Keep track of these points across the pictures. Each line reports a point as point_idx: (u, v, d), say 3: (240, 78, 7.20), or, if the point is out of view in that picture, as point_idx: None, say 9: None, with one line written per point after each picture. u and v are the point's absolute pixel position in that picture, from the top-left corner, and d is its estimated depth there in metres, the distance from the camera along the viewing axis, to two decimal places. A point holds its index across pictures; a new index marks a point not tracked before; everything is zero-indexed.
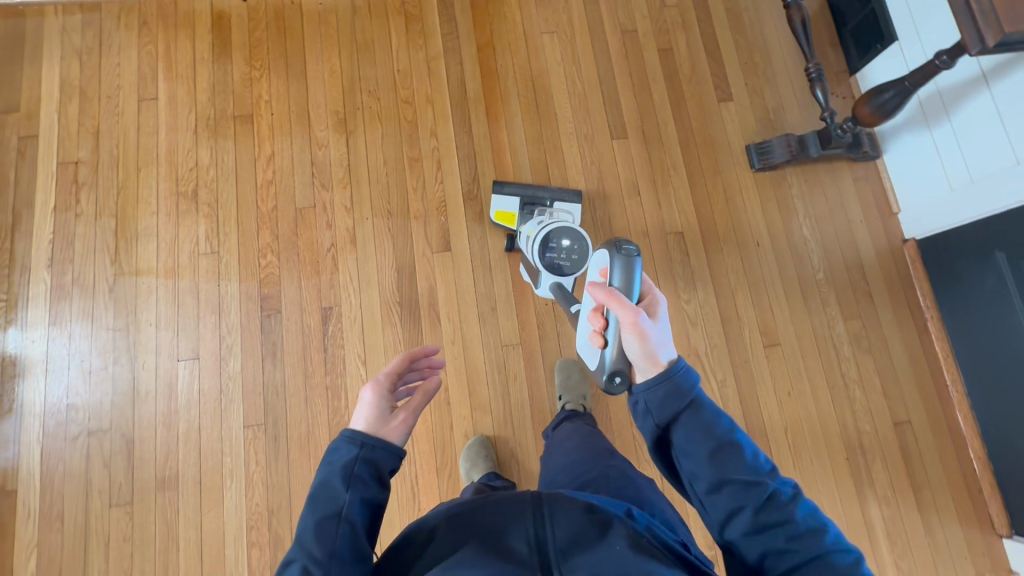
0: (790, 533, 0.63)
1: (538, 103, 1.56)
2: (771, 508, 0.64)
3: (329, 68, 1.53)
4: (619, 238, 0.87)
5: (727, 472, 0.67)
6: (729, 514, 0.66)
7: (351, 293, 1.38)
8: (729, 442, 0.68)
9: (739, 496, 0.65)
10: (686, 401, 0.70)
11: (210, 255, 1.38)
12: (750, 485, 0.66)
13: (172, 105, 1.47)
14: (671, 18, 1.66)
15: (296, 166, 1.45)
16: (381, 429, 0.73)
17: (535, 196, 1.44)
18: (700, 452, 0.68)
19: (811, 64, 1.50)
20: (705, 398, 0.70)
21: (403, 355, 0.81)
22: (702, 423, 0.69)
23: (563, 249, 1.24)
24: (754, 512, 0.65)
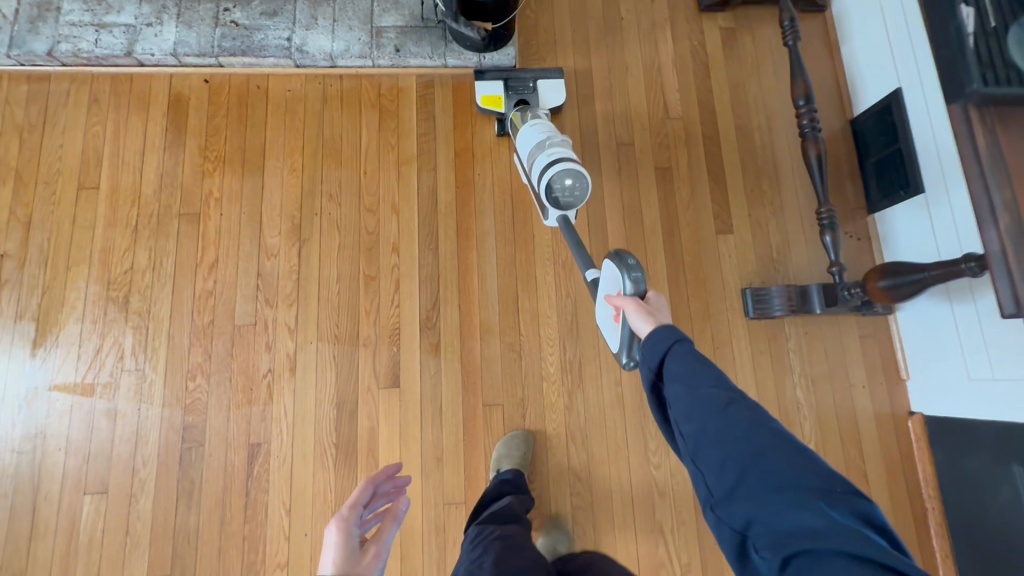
0: (753, 436, 0.64)
1: (515, 220, 1.41)
2: (734, 416, 0.67)
3: (290, 164, 1.40)
4: (626, 255, 0.88)
5: (699, 387, 0.70)
6: (698, 429, 0.68)
7: (283, 429, 1.25)
8: (706, 364, 0.72)
9: (708, 410, 0.68)
10: (672, 335, 0.76)
11: (134, 373, 1.25)
12: (719, 399, 0.69)
13: (114, 195, 1.34)
14: (674, 132, 1.50)
15: (240, 275, 1.32)
16: (356, 565, 0.70)
17: (517, 78, 1.43)
18: (679, 374, 0.73)
19: (823, 209, 1.34)
20: (688, 338, 0.76)
21: (365, 483, 0.86)
22: (684, 351, 0.74)
23: (568, 190, 1.13)
24: (721, 420, 0.67)
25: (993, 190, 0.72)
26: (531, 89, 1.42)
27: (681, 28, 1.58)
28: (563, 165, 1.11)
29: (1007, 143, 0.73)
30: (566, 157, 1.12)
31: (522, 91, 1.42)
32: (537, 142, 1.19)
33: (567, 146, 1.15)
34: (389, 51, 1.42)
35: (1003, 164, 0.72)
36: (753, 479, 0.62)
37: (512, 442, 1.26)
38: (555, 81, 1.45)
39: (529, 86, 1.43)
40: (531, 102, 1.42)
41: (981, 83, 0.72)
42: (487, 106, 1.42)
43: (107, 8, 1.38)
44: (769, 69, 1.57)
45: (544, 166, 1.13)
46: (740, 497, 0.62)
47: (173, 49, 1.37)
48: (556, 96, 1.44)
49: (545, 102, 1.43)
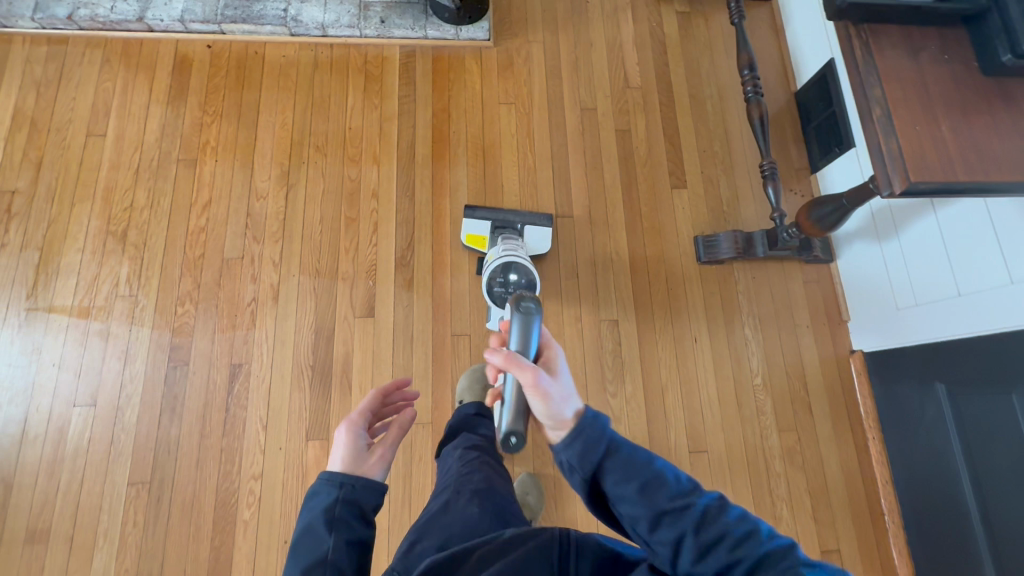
0: (725, 542, 0.60)
1: (486, 172, 1.54)
2: (706, 530, 0.61)
3: (282, 119, 1.54)
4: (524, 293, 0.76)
5: (656, 506, 0.63)
6: (669, 546, 0.63)
7: (263, 352, 1.34)
8: (644, 470, 0.65)
9: (670, 528, 0.62)
10: (600, 444, 0.66)
11: (128, 298, 1.35)
12: (679, 515, 0.63)
13: (119, 142, 1.47)
14: (633, 100, 1.65)
15: (230, 215, 1.44)
16: (361, 467, 0.81)
17: (506, 220, 1.39)
18: (627, 492, 0.65)
19: (765, 162, 1.47)
20: (616, 435, 0.67)
21: (374, 395, 0.94)
22: (618, 456, 0.66)
23: (510, 285, 1.27)
24: (688, 535, 0.61)
25: (867, 89, 0.85)
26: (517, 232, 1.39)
27: (641, 11, 1.75)
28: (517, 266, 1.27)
29: (879, 51, 0.86)
30: (514, 256, 1.29)
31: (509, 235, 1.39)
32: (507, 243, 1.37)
33: (518, 246, 1.33)
34: (375, 22, 1.58)
35: (874, 68, 0.85)
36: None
37: (470, 372, 1.33)
38: (543, 228, 1.41)
39: (516, 229, 1.39)
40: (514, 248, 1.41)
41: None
42: (471, 244, 1.43)
43: None
44: (720, 47, 1.73)
45: (493, 259, 1.29)
46: None
47: (180, 16, 1.53)
48: (542, 245, 1.44)
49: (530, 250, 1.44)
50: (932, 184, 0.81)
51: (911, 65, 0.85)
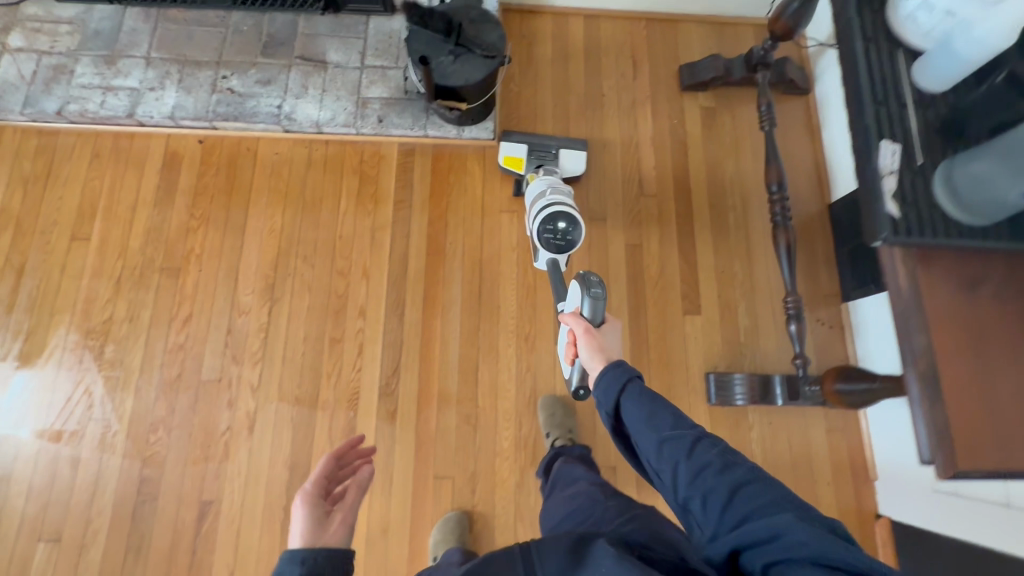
0: (720, 470, 0.64)
1: (482, 290, 1.43)
2: (701, 455, 0.66)
3: (270, 224, 1.46)
4: (591, 275, 0.92)
5: (661, 431, 0.69)
6: (670, 470, 0.67)
7: (235, 488, 1.28)
8: (660, 402, 0.72)
9: (675, 450, 0.67)
10: (625, 377, 0.75)
11: (101, 421, 1.30)
12: (681, 439, 0.68)
13: (103, 247, 1.42)
14: (647, 209, 1.52)
15: (211, 331, 1.37)
16: (323, 535, 0.74)
17: (541, 143, 1.47)
18: (639, 419, 0.71)
19: (789, 299, 1.33)
20: (641, 377, 0.75)
21: (330, 455, 0.89)
22: (639, 392, 0.73)
23: (558, 233, 1.19)
24: (687, 459, 0.66)
25: (911, 332, 0.70)
26: (553, 155, 1.46)
27: (662, 106, 1.61)
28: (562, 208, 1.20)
29: (929, 284, 0.71)
30: (562, 203, 1.21)
31: (544, 157, 1.46)
32: (541, 189, 1.27)
33: (566, 195, 1.25)
34: (373, 121, 1.49)
35: (922, 307, 0.70)
36: (733, 512, 0.61)
37: (446, 527, 1.23)
38: (578, 151, 1.49)
39: (551, 153, 1.47)
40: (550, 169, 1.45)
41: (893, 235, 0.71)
42: (508, 166, 1.46)
43: (115, 72, 1.48)
44: (747, 149, 1.58)
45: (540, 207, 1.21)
46: (723, 534, 0.60)
47: (171, 112, 1.46)
48: (577, 166, 1.48)
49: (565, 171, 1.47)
50: (984, 472, 0.66)
51: (967, 304, 0.70)
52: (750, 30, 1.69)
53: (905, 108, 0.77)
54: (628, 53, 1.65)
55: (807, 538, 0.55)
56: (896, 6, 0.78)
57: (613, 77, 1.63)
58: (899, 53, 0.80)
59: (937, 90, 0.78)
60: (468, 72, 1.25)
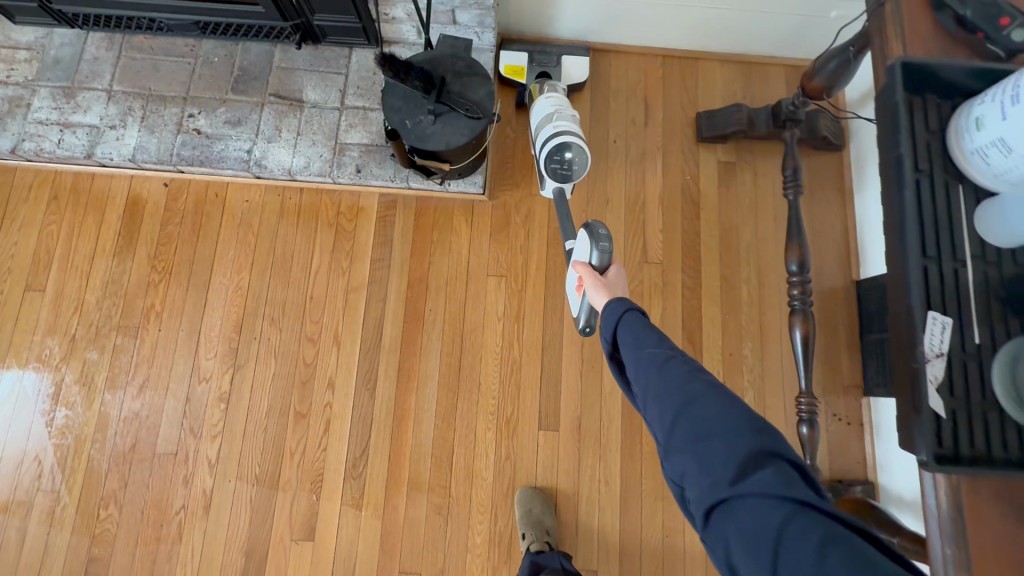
0: (689, 388, 0.58)
1: (462, 363, 1.31)
2: (673, 372, 0.60)
3: (236, 281, 1.34)
4: (598, 226, 0.83)
5: (642, 348, 0.63)
6: (642, 382, 0.62)
7: (187, 574, 1.20)
8: (650, 326, 0.65)
9: (649, 365, 0.61)
10: (625, 304, 0.69)
11: (49, 492, 1.23)
12: (658, 358, 0.61)
13: (58, 300, 1.32)
14: (650, 279, 1.37)
15: (168, 398, 1.28)
16: None
17: (542, 49, 1.40)
18: (627, 338, 0.66)
19: (802, 401, 1.18)
20: (641, 308, 0.69)
21: None
22: (635, 318, 0.67)
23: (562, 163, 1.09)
24: (659, 375, 0.60)
25: (946, 566, 0.57)
26: (555, 63, 1.39)
27: (674, 158, 1.44)
28: (569, 133, 1.08)
29: (975, 506, 0.57)
30: (570, 129, 1.09)
31: (546, 61, 1.39)
32: (545, 114, 1.15)
33: (574, 120, 1.12)
34: (350, 170, 1.34)
35: (964, 538, 0.56)
36: (691, 429, 0.55)
37: None
38: (581, 59, 1.41)
39: (553, 58, 1.39)
40: (554, 74, 1.38)
41: (937, 458, 0.57)
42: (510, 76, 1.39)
43: (75, 106, 1.36)
44: (767, 213, 1.41)
45: (545, 136, 1.10)
46: (677, 450, 0.56)
47: (132, 154, 1.34)
48: (580, 72, 1.40)
49: (569, 77, 1.40)
50: None
51: None
52: (780, 72, 1.49)
53: (961, 267, 0.62)
54: (639, 95, 1.48)
55: (759, 474, 0.51)
56: (961, 135, 0.62)
57: (621, 122, 1.46)
58: (958, 191, 0.64)
59: (1010, 245, 0.62)
60: (451, 135, 1.11)
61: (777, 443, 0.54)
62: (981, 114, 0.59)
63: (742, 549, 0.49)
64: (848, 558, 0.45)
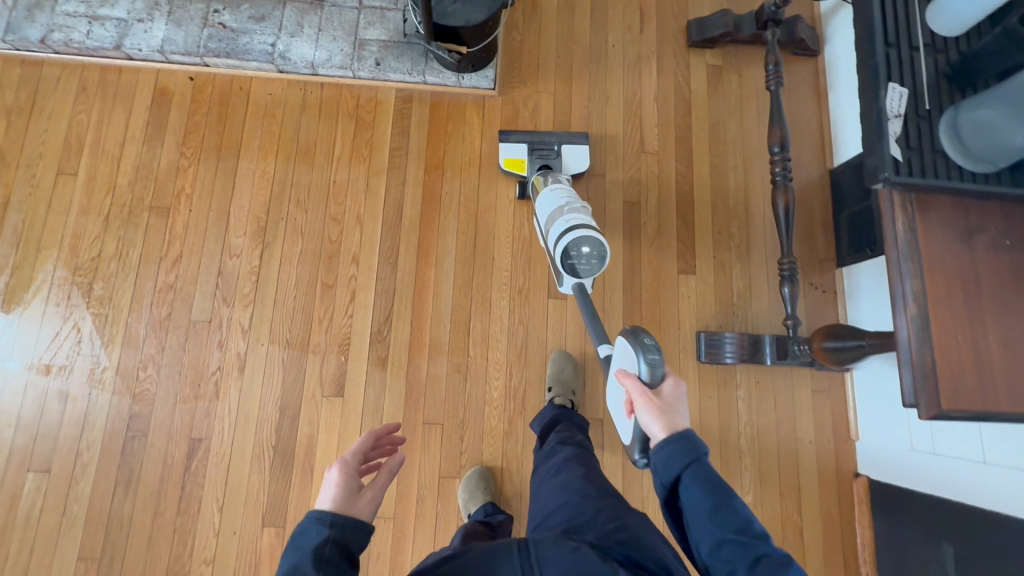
0: None
1: (477, 242, 1.42)
2: (763, 569, 0.63)
3: (262, 167, 1.43)
4: (644, 333, 0.83)
5: (723, 532, 0.66)
6: (723, 570, 0.66)
7: (225, 428, 1.28)
8: (727, 499, 0.67)
9: (734, 550, 0.65)
10: (690, 454, 0.70)
11: (89, 357, 1.30)
12: (743, 546, 0.65)
13: (90, 184, 1.38)
14: (647, 168, 1.50)
15: (201, 272, 1.36)
16: (352, 506, 0.73)
17: (542, 140, 1.42)
18: (703, 507, 0.67)
19: (784, 261, 1.33)
20: (706, 457, 0.70)
21: (370, 433, 0.87)
22: (705, 477, 0.69)
23: (581, 258, 1.09)
24: (748, 571, 0.64)
25: (904, 276, 0.70)
26: (554, 154, 1.41)
27: (668, 62, 1.57)
28: (577, 230, 1.09)
29: (925, 231, 0.71)
30: (585, 224, 1.11)
31: (546, 155, 1.41)
32: (556, 207, 1.18)
33: (586, 214, 1.14)
34: (370, 63, 1.44)
35: (917, 252, 0.70)
36: None
37: (471, 483, 1.26)
38: (580, 147, 1.42)
39: (552, 149, 1.41)
40: (554, 167, 1.40)
41: (894, 174, 0.70)
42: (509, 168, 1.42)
43: (102, 1, 1.42)
44: (751, 111, 1.55)
45: (560, 230, 1.11)
46: None
47: (160, 46, 1.41)
48: (579, 163, 1.42)
49: (568, 168, 1.42)
50: (968, 414, 0.67)
51: (959, 250, 0.71)
52: None
53: (915, 52, 0.75)
54: (635, 5, 1.60)
55: None
56: None
57: (619, 29, 1.58)
58: None
59: (953, 34, 0.76)
60: (470, 12, 1.22)
61: None
62: None
63: None
64: None
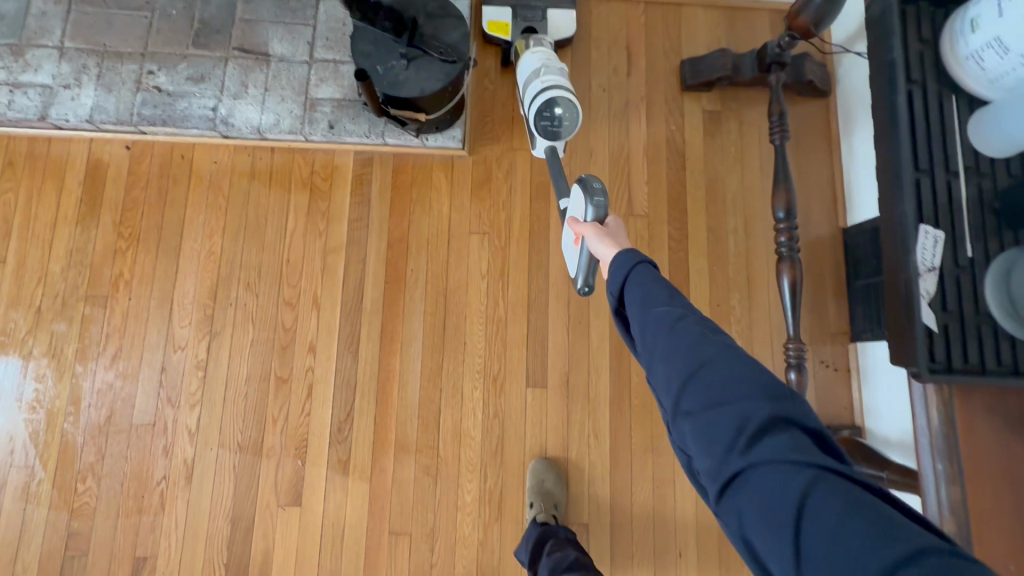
0: (701, 353, 0.51)
1: (446, 324, 1.28)
2: (685, 329, 0.53)
3: (208, 246, 1.29)
4: (591, 180, 0.75)
5: (652, 306, 0.56)
6: (646, 348, 0.55)
7: (172, 544, 1.17)
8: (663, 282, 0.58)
9: (656, 325, 0.55)
10: (631, 260, 0.61)
11: (23, 468, 1.19)
12: (664, 318, 0.55)
13: (20, 272, 1.26)
14: (636, 233, 1.34)
15: (143, 368, 1.23)
16: None
17: (527, 2, 1.30)
18: (638, 299, 0.58)
19: (790, 346, 1.17)
20: (652, 262, 0.61)
21: None
22: (643, 275, 0.60)
23: (553, 117, 1.02)
24: (667, 341, 0.53)
25: (938, 483, 0.56)
26: (540, 17, 1.30)
27: (659, 108, 1.40)
28: (547, 92, 1.02)
29: (966, 425, 0.56)
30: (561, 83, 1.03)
31: (532, 16, 1.30)
32: (532, 70, 1.08)
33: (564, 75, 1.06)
34: (323, 127, 1.29)
35: (956, 452, 0.55)
36: (702, 406, 0.49)
37: None
38: (567, 13, 1.32)
39: (539, 14, 1.30)
40: (539, 30, 1.29)
41: (928, 367, 0.56)
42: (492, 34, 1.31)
43: (24, 65, 1.28)
44: (754, 162, 1.38)
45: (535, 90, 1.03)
46: (684, 416, 0.50)
47: (89, 115, 1.27)
48: (568, 27, 1.32)
49: (555, 33, 1.33)
50: None
51: (1014, 450, 0.56)
52: (765, 17, 1.45)
53: (953, 179, 0.60)
54: (622, 43, 1.42)
55: None
56: (955, 40, 0.59)
57: (604, 72, 1.41)
58: (951, 100, 0.61)
59: (1001, 155, 0.60)
60: (425, 81, 1.06)
61: (795, 411, 0.48)
62: (977, 15, 0.56)
63: (754, 524, 0.43)
64: (870, 531, 0.39)
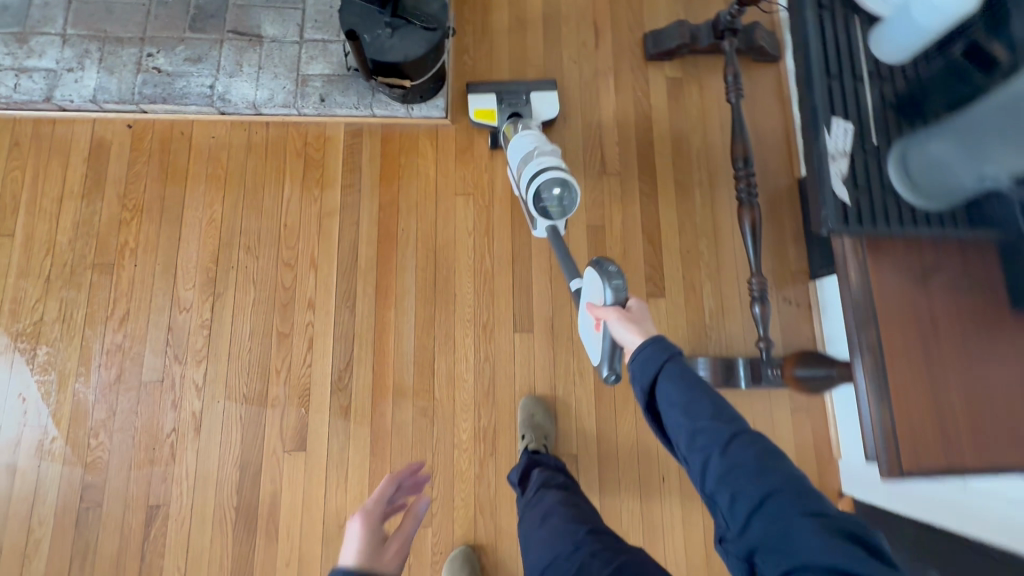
0: (761, 470, 0.56)
1: (437, 278, 1.37)
2: (738, 450, 0.59)
3: (209, 214, 1.37)
4: (608, 262, 0.83)
5: (699, 422, 0.62)
6: (699, 463, 0.61)
7: (184, 492, 1.23)
8: (703, 389, 0.64)
9: (708, 441, 0.60)
10: (664, 352, 0.67)
11: (36, 427, 1.24)
12: (713, 435, 0.60)
13: (28, 244, 1.33)
14: (609, 189, 1.45)
15: (150, 330, 1.30)
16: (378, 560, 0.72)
17: (509, 89, 1.40)
18: (677, 399, 0.64)
19: (753, 280, 1.28)
20: (681, 356, 0.67)
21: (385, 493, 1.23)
22: (681, 371, 0.66)
23: (553, 199, 1.08)
24: (723, 458, 0.59)
25: (857, 326, 0.67)
26: (522, 101, 1.39)
27: (625, 76, 1.52)
28: (548, 173, 1.06)
29: (879, 278, 0.67)
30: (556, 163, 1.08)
31: (514, 102, 1.39)
32: (526, 151, 1.13)
33: (557, 155, 1.11)
34: (314, 100, 1.38)
35: (869, 298, 0.67)
36: (766, 528, 0.54)
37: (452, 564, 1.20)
38: (549, 93, 1.42)
39: (522, 99, 1.40)
40: (523, 114, 1.38)
41: (839, 224, 0.66)
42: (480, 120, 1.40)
43: (29, 51, 1.36)
44: (714, 122, 1.50)
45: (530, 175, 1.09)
46: (744, 537, 0.55)
47: (93, 96, 1.35)
48: (549, 109, 1.41)
49: (538, 114, 1.40)
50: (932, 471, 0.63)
51: (918, 297, 0.67)
52: None
53: (859, 83, 0.71)
54: (588, 20, 1.55)
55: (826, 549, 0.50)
56: None
57: (573, 46, 1.53)
58: (855, 19, 0.72)
59: (898, 60, 0.71)
60: (409, 47, 1.17)
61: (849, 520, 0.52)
62: None
63: None
64: None
